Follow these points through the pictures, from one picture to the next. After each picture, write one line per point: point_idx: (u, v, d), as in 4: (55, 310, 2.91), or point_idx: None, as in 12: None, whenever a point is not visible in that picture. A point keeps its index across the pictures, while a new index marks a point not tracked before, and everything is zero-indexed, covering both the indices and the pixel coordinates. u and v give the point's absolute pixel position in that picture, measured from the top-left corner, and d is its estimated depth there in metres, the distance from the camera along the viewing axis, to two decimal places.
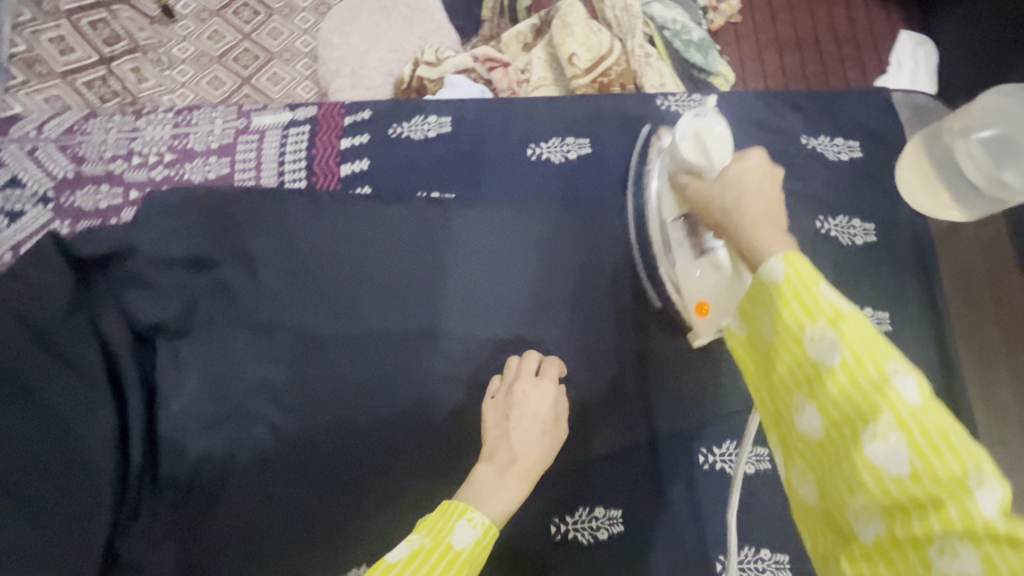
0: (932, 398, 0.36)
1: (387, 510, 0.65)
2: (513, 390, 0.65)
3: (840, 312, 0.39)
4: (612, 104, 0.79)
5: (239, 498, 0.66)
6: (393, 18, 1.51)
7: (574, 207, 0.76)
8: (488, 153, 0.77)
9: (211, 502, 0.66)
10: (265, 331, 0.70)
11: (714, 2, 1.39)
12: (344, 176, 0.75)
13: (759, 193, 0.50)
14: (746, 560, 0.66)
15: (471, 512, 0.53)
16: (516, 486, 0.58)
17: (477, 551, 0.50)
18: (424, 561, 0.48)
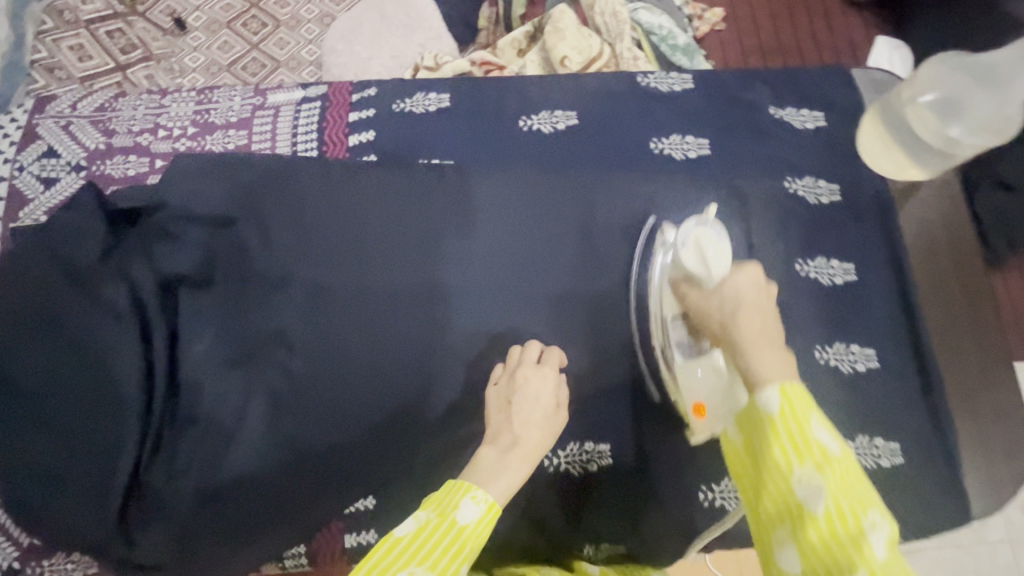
0: (895, 551, 0.43)
1: (392, 449, 0.74)
2: (515, 376, 0.67)
3: (827, 457, 0.47)
4: (597, 79, 0.86)
5: (255, 441, 0.70)
6: (395, 26, 1.62)
7: (562, 172, 0.82)
8: (484, 125, 0.84)
9: (226, 445, 0.70)
10: (278, 284, 0.76)
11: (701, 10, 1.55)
12: (352, 146, 0.83)
13: (756, 311, 0.56)
14: (725, 490, 0.75)
15: (476, 491, 0.56)
16: (519, 466, 0.59)
17: (480, 527, 0.54)
18: (428, 536, 0.53)
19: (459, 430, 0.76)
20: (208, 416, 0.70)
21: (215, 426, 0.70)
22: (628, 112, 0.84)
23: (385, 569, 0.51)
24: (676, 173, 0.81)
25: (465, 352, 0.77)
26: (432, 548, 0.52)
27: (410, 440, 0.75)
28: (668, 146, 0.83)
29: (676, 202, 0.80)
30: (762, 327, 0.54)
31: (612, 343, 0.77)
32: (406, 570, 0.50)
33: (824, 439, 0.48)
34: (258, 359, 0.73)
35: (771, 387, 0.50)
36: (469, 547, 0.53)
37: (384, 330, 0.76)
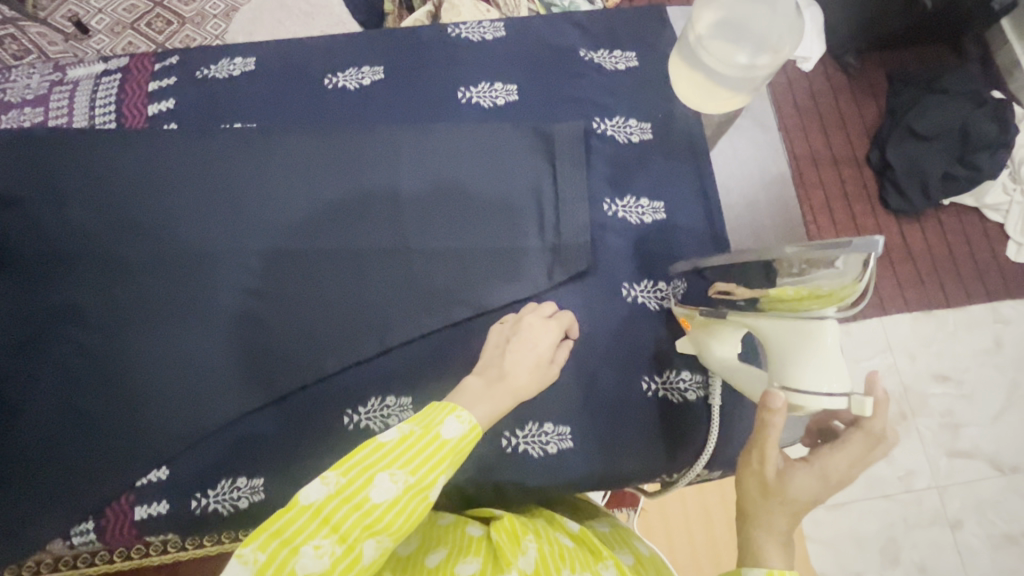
0: None
1: (224, 399, 0.70)
2: (521, 321, 0.66)
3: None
4: (411, 34, 0.85)
5: (72, 402, 0.69)
6: (295, 14, 1.56)
7: (369, 124, 0.80)
8: (293, 87, 0.82)
9: (33, 410, 0.69)
10: (66, 260, 0.73)
11: None
12: (153, 116, 0.81)
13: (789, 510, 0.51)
14: (529, 435, 0.70)
15: (462, 409, 0.54)
16: (503, 400, 0.57)
17: (462, 445, 0.53)
18: (412, 445, 0.51)
19: (285, 380, 0.71)
20: (18, 381, 0.70)
21: (29, 387, 0.69)
22: (438, 62, 0.83)
23: (367, 466, 0.49)
24: (483, 121, 0.80)
25: (267, 314, 0.73)
26: (414, 456, 0.50)
27: (239, 390, 0.70)
28: (476, 95, 0.81)
29: (482, 145, 0.78)
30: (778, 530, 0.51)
31: (420, 295, 0.73)
32: (387, 471, 0.49)
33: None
34: (67, 328, 0.71)
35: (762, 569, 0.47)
36: (448, 462, 0.52)
37: (205, 288, 0.74)
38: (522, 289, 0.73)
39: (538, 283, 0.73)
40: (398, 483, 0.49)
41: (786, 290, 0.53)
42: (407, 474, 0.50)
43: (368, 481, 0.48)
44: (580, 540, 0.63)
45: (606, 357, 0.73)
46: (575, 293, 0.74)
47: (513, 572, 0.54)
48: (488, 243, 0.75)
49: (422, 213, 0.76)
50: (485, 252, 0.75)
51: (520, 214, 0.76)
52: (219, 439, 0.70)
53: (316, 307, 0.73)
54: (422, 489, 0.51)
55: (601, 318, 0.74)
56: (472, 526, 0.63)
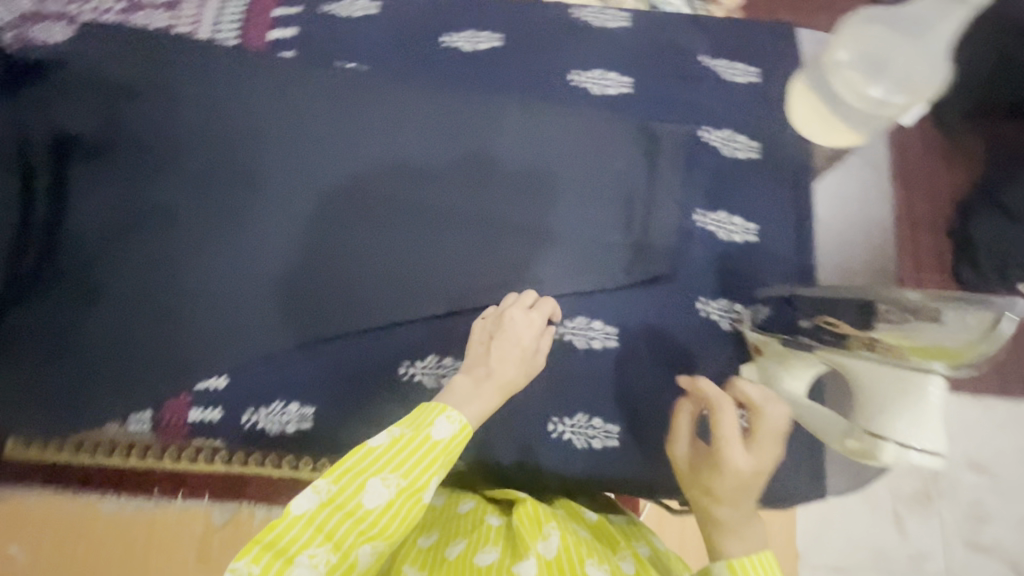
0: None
1: (286, 326, 0.72)
2: (503, 316, 0.65)
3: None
4: (534, 8, 0.84)
5: (146, 299, 0.72)
6: None
7: (477, 89, 0.80)
8: (409, 39, 0.83)
9: (109, 298, 0.71)
10: (169, 161, 0.76)
11: None
12: (273, 41, 0.83)
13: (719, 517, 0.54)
14: (577, 425, 0.70)
15: (453, 410, 0.54)
16: (493, 396, 0.57)
17: (452, 446, 0.53)
18: (402, 449, 0.51)
19: (345, 320, 0.72)
20: (98, 270, 0.72)
21: (107, 278, 0.72)
22: (554, 40, 0.82)
23: (359, 472, 0.49)
24: (589, 108, 0.79)
25: (344, 253, 0.74)
26: (407, 459, 0.51)
27: (300, 321, 0.72)
28: (586, 80, 0.80)
29: (585, 131, 0.77)
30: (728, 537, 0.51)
31: (496, 266, 0.74)
32: (380, 476, 0.50)
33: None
34: (153, 228, 0.74)
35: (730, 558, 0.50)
36: (440, 463, 0.52)
37: (286, 217, 0.75)
38: (596, 281, 0.73)
39: (614, 279, 0.73)
40: (390, 487, 0.50)
41: (896, 339, 0.52)
42: (399, 480, 0.50)
43: (359, 489, 0.49)
44: (597, 530, 0.62)
45: (667, 367, 0.71)
46: (648, 296, 0.73)
47: (530, 557, 0.53)
48: (571, 229, 0.74)
49: (509, 186, 0.76)
50: (565, 237, 0.74)
51: (609, 207, 0.75)
52: (273, 362, 0.72)
53: (389, 256, 0.74)
54: (415, 491, 0.51)
55: (670, 328, 0.72)
56: (490, 514, 0.62)
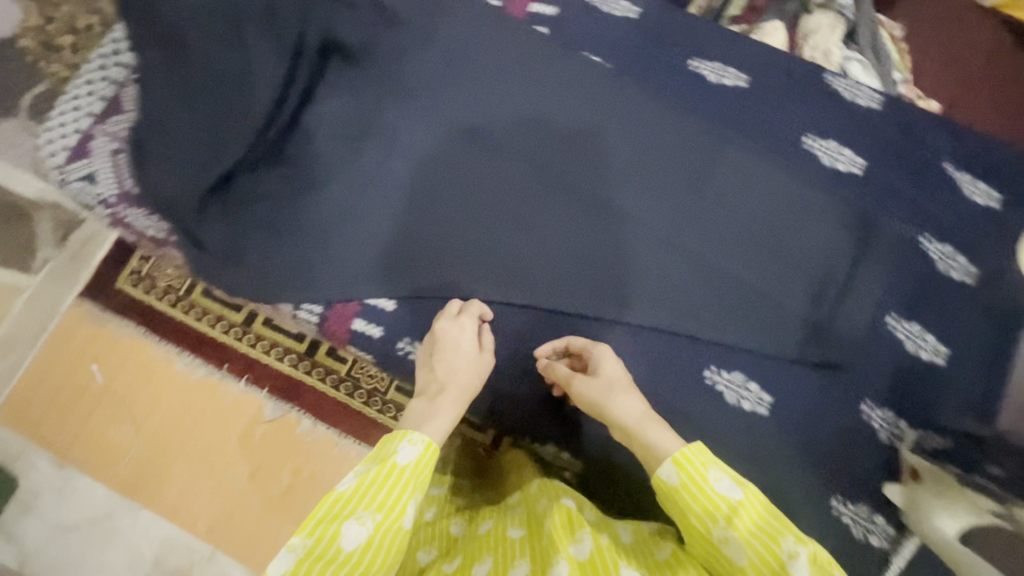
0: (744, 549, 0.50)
1: (465, 278, 0.76)
2: (435, 330, 0.71)
3: (731, 509, 0.51)
4: (789, 61, 0.83)
5: (354, 214, 0.76)
6: None
7: (710, 120, 0.80)
8: (659, 50, 0.83)
9: (322, 200, 0.75)
10: (412, 94, 0.79)
11: None
12: (532, 13, 0.85)
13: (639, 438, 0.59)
14: None
15: (414, 434, 0.59)
16: (450, 407, 0.64)
17: (418, 466, 0.58)
18: (369, 484, 0.55)
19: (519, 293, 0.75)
20: (320, 170, 0.76)
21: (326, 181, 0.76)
22: (799, 100, 0.81)
23: (333, 518, 0.53)
24: (815, 175, 0.77)
25: (538, 232, 0.77)
26: (378, 493, 0.55)
27: (477, 279, 0.76)
28: (820, 148, 0.78)
29: (805, 197, 0.76)
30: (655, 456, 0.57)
31: (674, 295, 0.74)
32: (355, 517, 0.53)
33: (725, 489, 0.52)
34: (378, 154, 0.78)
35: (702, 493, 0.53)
36: (412, 485, 0.57)
37: (495, 186, 0.79)
38: (768, 347, 0.72)
39: (786, 350, 0.71)
40: (366, 524, 0.53)
41: None
42: (374, 515, 0.54)
43: (336, 536, 0.53)
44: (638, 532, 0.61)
45: (813, 455, 0.69)
46: (815, 380, 0.71)
47: (563, 560, 0.52)
48: (759, 287, 0.74)
49: (711, 225, 0.76)
50: (749, 292, 0.73)
51: (804, 279, 0.73)
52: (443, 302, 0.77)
53: (577, 251, 0.76)
54: (393, 520, 0.55)
55: (828, 418, 0.70)
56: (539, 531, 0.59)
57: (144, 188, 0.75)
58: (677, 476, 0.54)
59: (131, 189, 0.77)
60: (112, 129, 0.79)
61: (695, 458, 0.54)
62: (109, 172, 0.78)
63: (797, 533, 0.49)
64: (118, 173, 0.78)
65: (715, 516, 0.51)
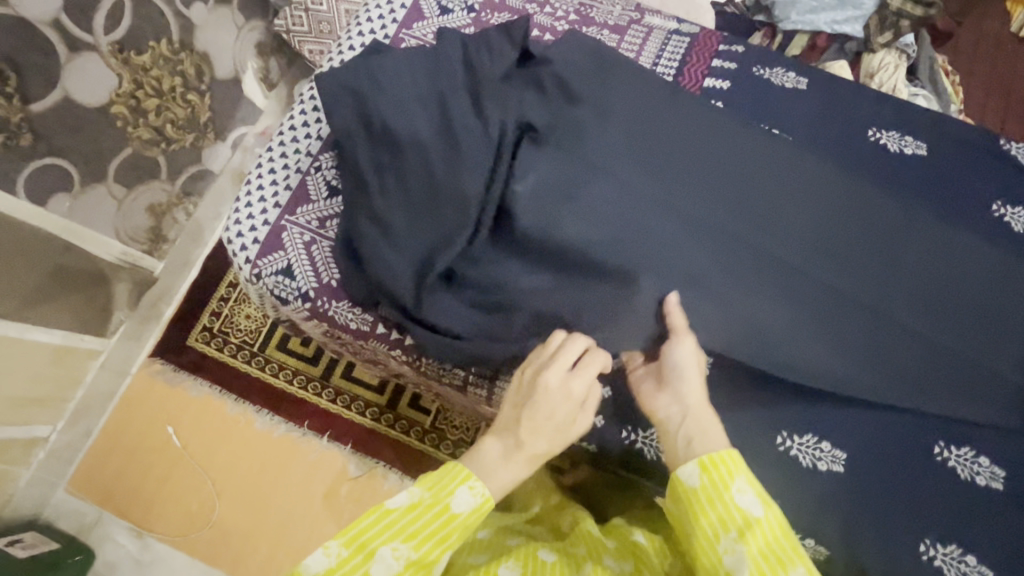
0: (761, 517, 0.61)
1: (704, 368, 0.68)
2: (538, 382, 0.65)
3: (747, 522, 0.60)
4: (960, 128, 0.86)
5: (633, 284, 0.69)
6: None
7: (900, 188, 0.81)
8: (835, 120, 0.85)
9: (547, 293, 0.71)
10: (604, 168, 0.74)
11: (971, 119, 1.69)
12: (706, 87, 0.87)
13: (693, 421, 0.66)
14: (949, 555, 0.69)
15: (474, 483, 0.64)
16: (518, 471, 0.66)
17: (470, 516, 0.63)
18: (417, 516, 0.62)
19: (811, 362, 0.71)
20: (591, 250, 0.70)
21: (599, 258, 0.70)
22: (977, 167, 0.83)
23: (370, 539, 0.61)
24: (1012, 241, 0.78)
25: (754, 311, 0.72)
26: (419, 529, 0.62)
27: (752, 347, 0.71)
28: (1010, 215, 0.80)
29: (1012, 262, 0.76)
30: (698, 442, 0.65)
31: (897, 369, 0.72)
32: (390, 546, 0.61)
33: (746, 502, 0.61)
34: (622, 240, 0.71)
35: (722, 481, 0.63)
36: (454, 532, 0.63)
37: (719, 264, 0.73)
38: (998, 418, 0.71)
39: (1015, 421, 0.71)
40: (400, 555, 0.61)
41: None
42: (408, 551, 0.61)
43: (370, 557, 0.61)
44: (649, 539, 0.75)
45: None
46: None
47: None
48: (980, 357, 0.73)
49: (925, 294, 0.75)
50: (972, 363, 0.73)
51: (1023, 347, 0.73)
52: None
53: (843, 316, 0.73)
54: (423, 561, 0.62)
55: None
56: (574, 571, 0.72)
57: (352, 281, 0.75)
58: (702, 478, 0.63)
59: (335, 281, 0.76)
60: (303, 220, 0.79)
61: (724, 467, 0.62)
62: (307, 266, 0.77)
63: (795, 558, 0.59)
64: (315, 266, 0.77)
65: (726, 522, 0.61)
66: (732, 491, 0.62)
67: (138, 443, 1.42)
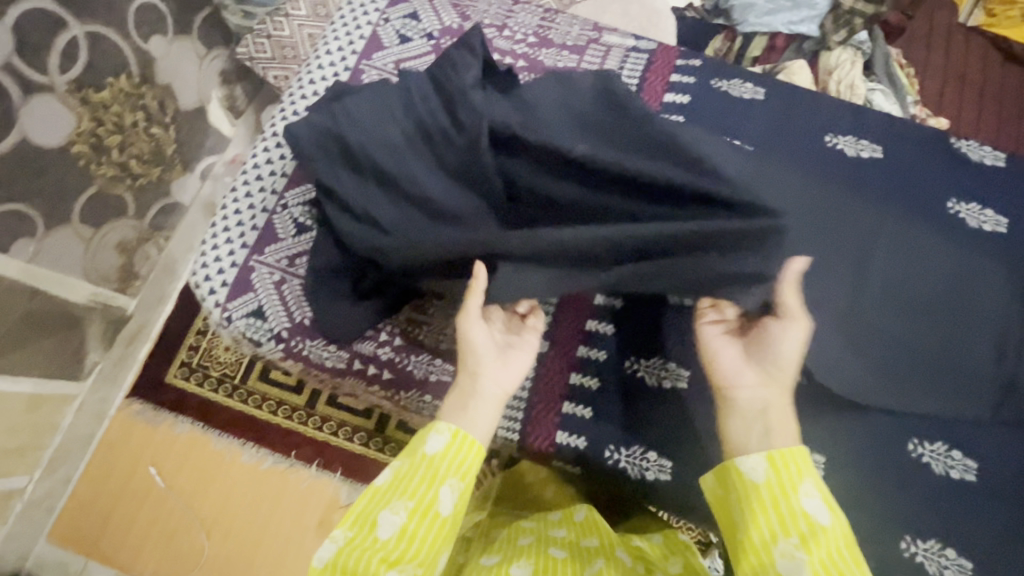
0: (827, 527, 0.58)
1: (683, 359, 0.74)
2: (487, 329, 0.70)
3: (812, 529, 0.58)
4: (912, 129, 0.88)
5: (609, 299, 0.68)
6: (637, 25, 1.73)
7: (861, 190, 0.83)
8: (793, 128, 0.87)
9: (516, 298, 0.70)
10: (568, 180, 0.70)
11: (925, 114, 1.75)
12: (667, 102, 0.88)
13: (780, 417, 0.63)
14: (930, 549, 0.70)
15: (441, 424, 0.65)
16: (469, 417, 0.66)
17: (447, 452, 0.64)
18: (403, 472, 0.64)
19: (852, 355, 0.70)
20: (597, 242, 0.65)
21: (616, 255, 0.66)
22: (930, 167, 0.85)
23: (369, 513, 0.62)
24: (969, 237, 0.81)
25: None
26: (410, 484, 0.63)
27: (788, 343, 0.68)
28: (964, 211, 0.83)
29: (970, 256, 0.79)
30: (778, 436, 0.62)
31: (868, 370, 0.74)
32: (388, 508, 0.61)
33: (812, 507, 0.59)
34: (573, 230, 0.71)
35: (789, 479, 0.60)
36: (443, 470, 0.63)
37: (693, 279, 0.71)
38: (968, 411, 0.73)
39: (983, 414, 0.73)
40: (400, 512, 0.61)
41: None
42: (406, 503, 0.61)
43: (374, 526, 0.61)
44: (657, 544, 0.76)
45: None
46: (1011, 440, 0.73)
47: None
48: (946, 352, 0.75)
49: (889, 295, 0.76)
50: (939, 359, 0.74)
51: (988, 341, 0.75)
52: (664, 401, 0.74)
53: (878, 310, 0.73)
54: (426, 507, 0.62)
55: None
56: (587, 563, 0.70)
57: (326, 319, 0.74)
58: (768, 474, 0.61)
59: (308, 320, 0.75)
60: (272, 259, 0.78)
61: (795, 467, 0.60)
62: (278, 306, 0.76)
63: (857, 572, 0.56)
64: (287, 306, 0.76)
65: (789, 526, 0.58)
66: (800, 491, 0.59)
67: (120, 488, 1.39)
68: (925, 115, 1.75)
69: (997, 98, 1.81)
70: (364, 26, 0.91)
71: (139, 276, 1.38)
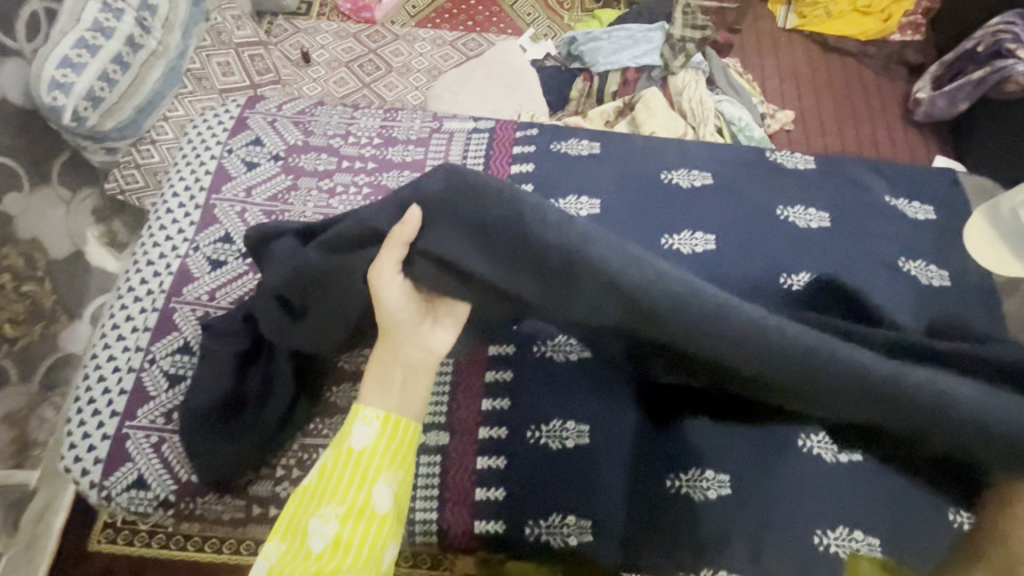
0: None
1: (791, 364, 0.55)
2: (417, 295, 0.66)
3: None
4: (732, 152, 0.99)
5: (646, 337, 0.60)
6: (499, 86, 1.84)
7: (700, 217, 0.91)
8: (632, 172, 0.95)
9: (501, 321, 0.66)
10: None
11: (770, 111, 1.94)
12: (514, 173, 0.93)
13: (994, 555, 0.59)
14: (840, 537, 0.73)
15: (365, 415, 0.63)
16: (395, 382, 0.64)
17: (376, 442, 0.62)
18: (331, 470, 0.61)
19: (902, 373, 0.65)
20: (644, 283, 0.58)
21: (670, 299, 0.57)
22: (757, 181, 0.95)
23: (300, 521, 0.60)
24: (802, 237, 0.89)
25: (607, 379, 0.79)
26: (338, 483, 0.61)
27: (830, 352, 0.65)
28: (792, 215, 0.92)
29: (803, 254, 0.88)
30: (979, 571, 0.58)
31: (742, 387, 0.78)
32: (317, 518, 0.59)
33: None
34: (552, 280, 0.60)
35: None
36: (373, 462, 0.61)
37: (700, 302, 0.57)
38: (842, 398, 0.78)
39: None
40: (329, 518, 0.59)
41: None
42: (336, 509, 0.59)
43: (304, 535, 0.59)
44: None
45: (921, 481, 0.75)
46: None
47: None
48: None
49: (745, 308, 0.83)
50: None
51: None
52: (566, 461, 0.76)
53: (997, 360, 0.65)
54: (360, 508, 0.60)
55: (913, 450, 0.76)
56: None
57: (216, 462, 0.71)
58: None
59: (194, 477, 0.72)
60: (146, 420, 0.74)
61: None
62: (160, 470, 0.72)
63: None
64: (169, 466, 0.73)
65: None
66: None
67: None
68: (773, 112, 1.93)
69: (826, 85, 2.03)
70: (208, 161, 0.92)
71: (33, 446, 1.27)
